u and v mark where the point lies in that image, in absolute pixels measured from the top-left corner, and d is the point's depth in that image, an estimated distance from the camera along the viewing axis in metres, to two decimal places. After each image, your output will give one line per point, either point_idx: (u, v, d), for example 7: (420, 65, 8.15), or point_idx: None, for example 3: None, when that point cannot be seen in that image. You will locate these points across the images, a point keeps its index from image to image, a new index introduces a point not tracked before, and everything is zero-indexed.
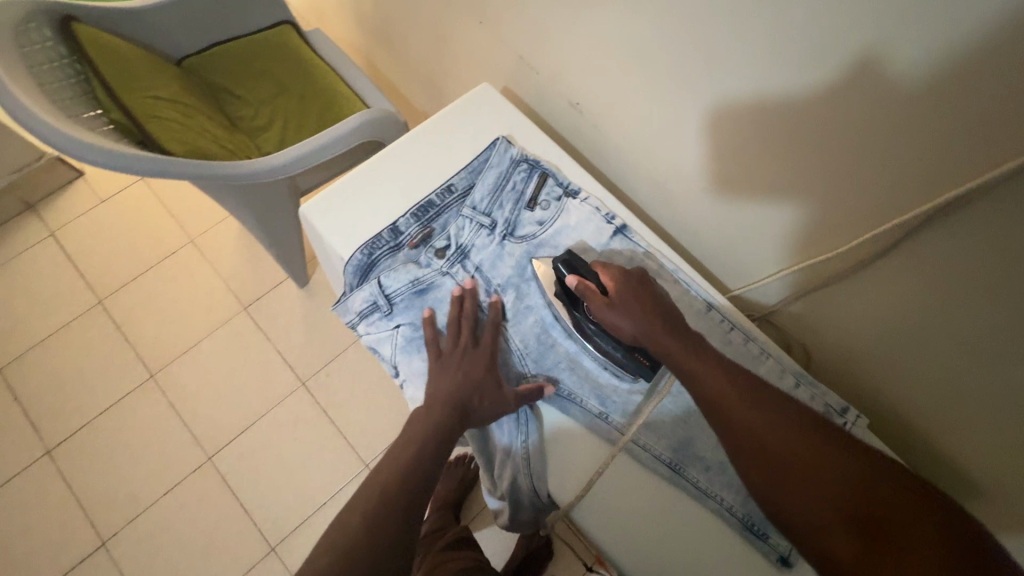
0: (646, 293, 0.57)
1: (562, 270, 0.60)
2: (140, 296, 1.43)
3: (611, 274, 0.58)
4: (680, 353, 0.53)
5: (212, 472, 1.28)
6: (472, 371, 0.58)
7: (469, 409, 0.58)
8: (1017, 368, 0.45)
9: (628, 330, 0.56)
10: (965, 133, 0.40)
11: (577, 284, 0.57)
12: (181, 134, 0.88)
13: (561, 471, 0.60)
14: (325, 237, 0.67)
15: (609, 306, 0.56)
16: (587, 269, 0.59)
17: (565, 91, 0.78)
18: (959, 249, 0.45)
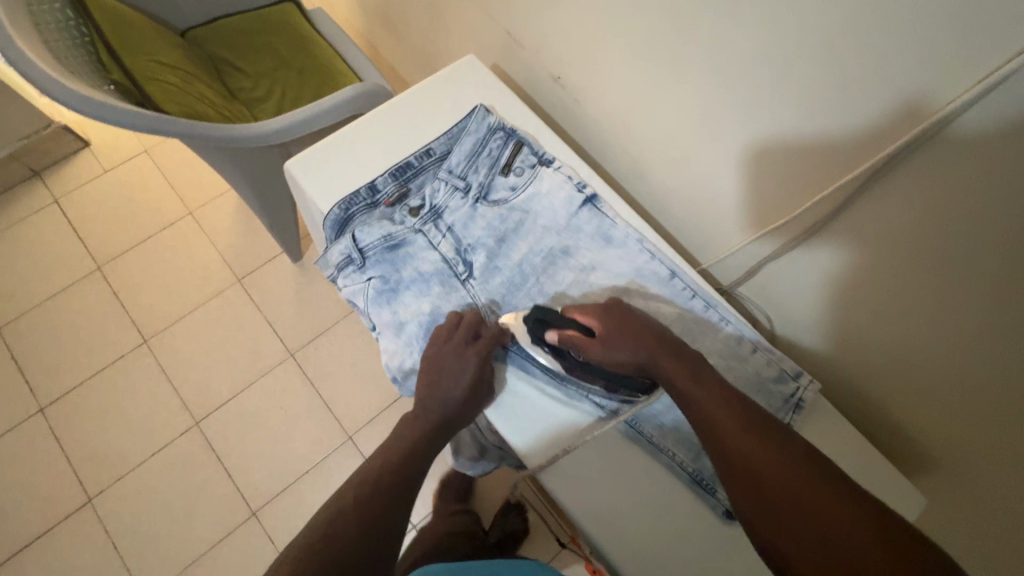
0: (632, 323, 0.57)
1: (535, 328, 0.59)
2: (138, 264, 1.46)
3: (591, 316, 0.58)
4: (678, 378, 0.53)
5: (198, 437, 1.31)
6: (465, 382, 0.58)
7: (455, 418, 0.59)
8: (964, 309, 0.48)
9: (628, 360, 0.56)
10: (908, 84, 0.43)
11: (558, 338, 0.57)
12: (179, 97, 0.92)
13: (532, 441, 0.61)
14: (307, 193, 0.70)
15: (600, 346, 0.56)
16: (563, 319, 0.59)
17: (547, 64, 0.80)
18: (902, 202, 0.48)
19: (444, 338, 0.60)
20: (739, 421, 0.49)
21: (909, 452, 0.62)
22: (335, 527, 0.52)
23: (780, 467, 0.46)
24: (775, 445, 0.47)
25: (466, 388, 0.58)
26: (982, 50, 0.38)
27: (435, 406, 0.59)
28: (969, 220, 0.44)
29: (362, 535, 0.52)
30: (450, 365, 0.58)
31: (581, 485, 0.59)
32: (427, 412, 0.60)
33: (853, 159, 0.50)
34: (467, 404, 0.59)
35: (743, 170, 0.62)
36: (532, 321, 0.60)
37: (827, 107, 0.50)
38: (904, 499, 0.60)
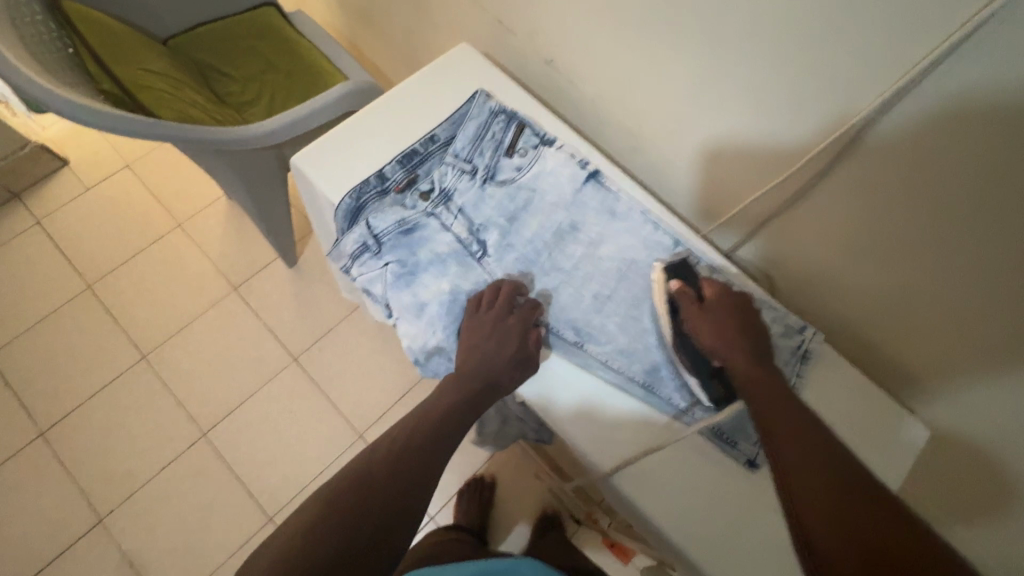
0: (741, 317, 0.59)
1: (670, 273, 0.64)
2: (130, 280, 1.44)
3: (716, 292, 0.61)
4: (751, 372, 0.55)
5: (208, 448, 1.30)
6: (507, 343, 0.61)
7: (500, 379, 0.60)
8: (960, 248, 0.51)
9: (711, 340, 0.58)
10: (888, 37, 0.46)
11: (677, 288, 0.62)
12: (172, 103, 0.92)
13: (581, 432, 0.63)
14: (316, 184, 0.71)
15: (702, 314, 0.59)
16: (694, 280, 0.63)
17: (539, 48, 0.82)
18: (890, 151, 0.51)
19: (481, 305, 0.63)
20: (809, 447, 0.46)
21: (910, 394, 0.66)
22: (361, 482, 0.51)
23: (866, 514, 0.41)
24: (861, 496, 0.42)
25: (510, 349, 0.61)
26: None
27: (482, 368, 0.60)
28: (954, 161, 0.47)
29: (389, 494, 0.51)
30: (494, 330, 0.61)
31: (600, 435, 0.63)
32: (471, 375, 0.60)
33: (840, 116, 0.53)
34: (510, 366, 0.61)
35: (734, 136, 0.64)
36: (671, 269, 0.64)
37: (814, 68, 0.52)
38: (909, 437, 0.63)
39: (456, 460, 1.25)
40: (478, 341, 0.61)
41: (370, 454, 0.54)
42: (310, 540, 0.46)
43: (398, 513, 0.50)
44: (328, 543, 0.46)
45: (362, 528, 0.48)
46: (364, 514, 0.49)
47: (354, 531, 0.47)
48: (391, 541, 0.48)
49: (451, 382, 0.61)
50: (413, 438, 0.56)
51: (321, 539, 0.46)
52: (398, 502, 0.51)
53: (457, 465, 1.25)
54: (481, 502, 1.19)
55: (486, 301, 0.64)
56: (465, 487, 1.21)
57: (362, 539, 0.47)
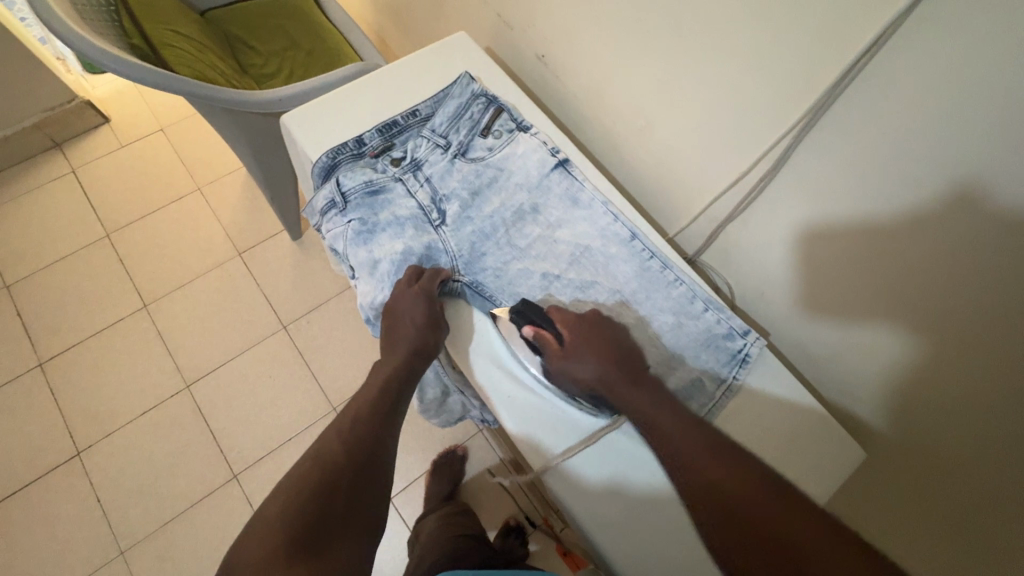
0: (600, 340, 0.57)
1: (518, 321, 0.62)
2: (145, 233, 1.52)
3: (566, 324, 0.59)
4: (641, 403, 0.53)
5: (188, 399, 1.35)
6: (419, 311, 0.60)
7: (424, 346, 0.60)
8: (900, 257, 0.50)
9: (586, 376, 0.56)
10: (832, 31, 0.47)
11: (533, 336, 0.59)
12: (191, 62, 1.00)
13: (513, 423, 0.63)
14: (299, 141, 0.75)
15: (564, 356, 0.57)
16: (543, 318, 0.61)
17: (533, 44, 0.86)
18: (832, 151, 0.52)
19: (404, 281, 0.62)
20: (699, 442, 0.49)
21: (849, 411, 0.65)
22: (322, 469, 0.50)
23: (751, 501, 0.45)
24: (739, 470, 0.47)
25: (420, 317, 0.59)
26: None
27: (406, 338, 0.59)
28: (887, 162, 0.48)
29: (353, 474, 0.51)
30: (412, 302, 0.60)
31: (527, 437, 0.62)
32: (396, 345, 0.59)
33: (785, 115, 0.54)
34: (428, 327, 0.61)
35: (698, 135, 0.66)
36: (517, 314, 0.62)
37: (763, 64, 0.54)
38: (841, 450, 0.62)
39: (421, 443, 1.23)
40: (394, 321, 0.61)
41: (323, 443, 0.53)
42: (281, 530, 0.45)
43: (364, 490, 0.51)
44: (302, 528, 0.46)
45: (330, 509, 0.48)
46: (329, 498, 0.48)
47: (324, 514, 0.48)
48: (360, 518, 0.49)
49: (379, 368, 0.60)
50: (368, 419, 0.55)
51: (293, 527, 0.46)
52: (364, 481, 0.51)
53: (422, 449, 1.22)
54: (452, 476, 1.17)
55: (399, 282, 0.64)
56: (437, 459, 1.19)
57: (333, 523, 0.47)
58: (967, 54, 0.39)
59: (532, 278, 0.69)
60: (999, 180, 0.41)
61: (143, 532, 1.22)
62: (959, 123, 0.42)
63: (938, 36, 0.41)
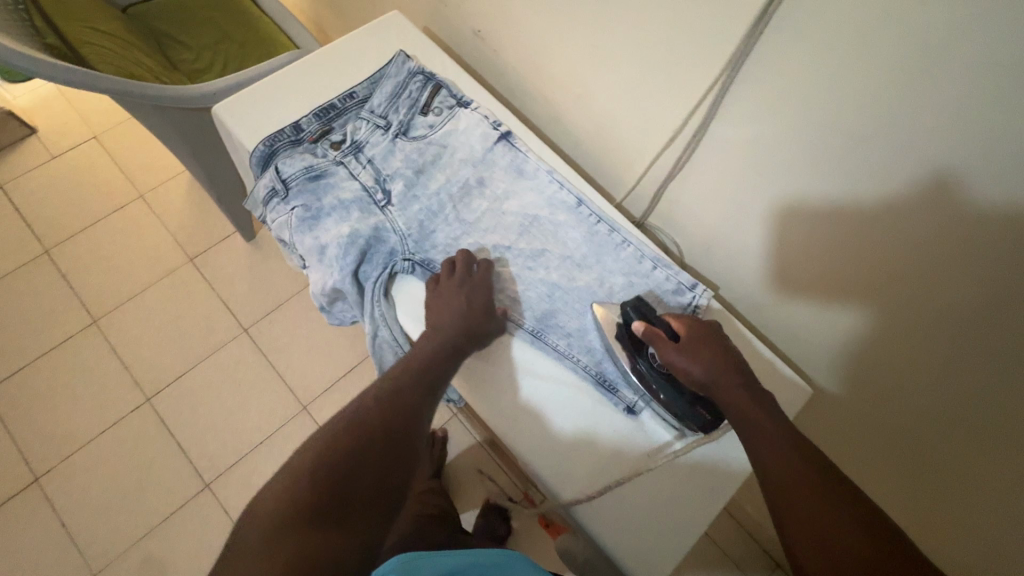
0: (720, 343, 0.55)
1: (629, 314, 0.59)
2: (87, 246, 1.46)
3: (683, 322, 0.57)
4: (752, 408, 0.49)
5: (150, 413, 1.30)
6: (479, 298, 0.64)
7: (478, 330, 0.63)
8: (829, 196, 0.53)
9: (698, 374, 0.53)
10: None
11: (645, 329, 0.56)
12: (114, 59, 0.95)
13: (534, 435, 0.64)
14: (233, 131, 0.73)
15: (677, 350, 0.54)
16: (658, 317, 0.58)
17: (467, 19, 0.85)
18: (755, 99, 0.53)
19: (452, 269, 0.65)
20: (815, 476, 0.44)
21: (794, 353, 0.68)
22: (356, 438, 0.50)
23: (852, 535, 0.41)
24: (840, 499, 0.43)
25: (476, 301, 0.63)
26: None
27: (463, 321, 0.62)
28: (804, 108, 0.50)
29: (383, 449, 0.51)
30: (464, 289, 0.64)
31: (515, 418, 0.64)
32: (452, 326, 0.61)
33: (707, 71, 0.56)
34: (481, 318, 0.63)
35: (633, 97, 0.67)
36: (629, 308, 0.59)
37: (684, 18, 0.55)
38: (791, 390, 0.65)
39: None
40: (443, 304, 0.63)
41: (358, 411, 0.54)
42: (307, 493, 0.45)
43: (393, 470, 0.50)
44: (325, 492, 0.45)
45: (358, 473, 0.48)
46: (360, 465, 0.49)
47: (350, 483, 0.47)
48: (385, 497, 0.48)
49: (425, 337, 0.62)
50: (404, 397, 0.56)
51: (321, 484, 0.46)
52: (393, 458, 0.51)
53: None
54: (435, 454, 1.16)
55: (447, 269, 0.66)
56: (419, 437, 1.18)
57: (358, 494, 0.47)
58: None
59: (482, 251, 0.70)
60: (910, 108, 0.43)
61: (115, 552, 1.18)
62: (866, 57, 0.43)
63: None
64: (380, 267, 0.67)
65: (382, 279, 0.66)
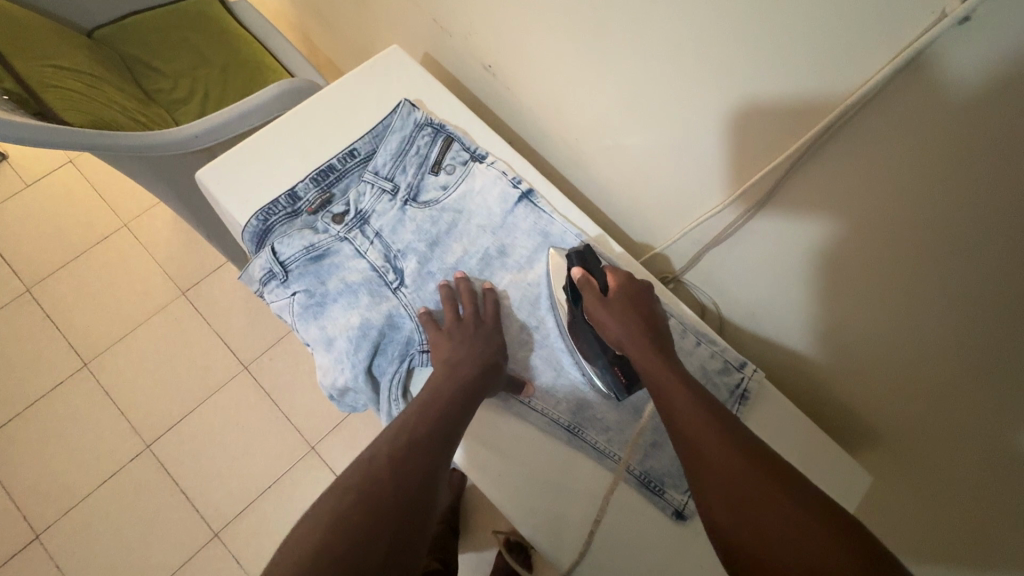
0: (645, 306, 0.55)
1: (572, 262, 0.59)
2: (72, 283, 1.38)
3: (618, 278, 0.57)
4: (661, 368, 0.49)
5: (151, 460, 1.25)
6: (495, 343, 0.59)
7: (496, 365, 0.57)
8: (919, 293, 0.46)
9: (615, 330, 0.53)
10: (828, 60, 0.41)
11: (580, 276, 0.57)
12: (86, 104, 0.86)
13: (564, 538, 0.56)
14: (223, 204, 0.65)
15: (603, 303, 0.55)
16: (597, 266, 0.58)
17: (477, 53, 0.76)
18: (832, 185, 0.47)
19: (457, 304, 0.60)
20: (717, 434, 0.43)
21: (851, 431, 0.63)
22: (368, 486, 0.43)
23: (749, 481, 0.40)
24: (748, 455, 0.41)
25: (495, 345, 0.58)
26: (908, 22, 0.35)
27: (478, 357, 0.56)
28: (895, 200, 0.43)
29: (400, 497, 0.44)
30: (477, 331, 0.59)
31: (533, 501, 0.57)
32: (470, 362, 0.55)
33: (776, 146, 0.49)
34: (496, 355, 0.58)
35: (677, 157, 0.59)
36: (572, 256, 0.59)
37: (752, 90, 0.47)
38: (850, 482, 0.59)
39: None
40: (456, 338, 0.57)
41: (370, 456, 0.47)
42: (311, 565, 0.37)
43: (411, 521, 0.43)
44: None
45: (368, 547, 0.40)
46: (371, 537, 0.40)
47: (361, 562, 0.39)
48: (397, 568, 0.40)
49: (437, 376, 0.54)
50: (422, 433, 0.49)
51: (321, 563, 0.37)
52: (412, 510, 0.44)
53: None
54: (454, 486, 1.11)
55: (450, 307, 0.60)
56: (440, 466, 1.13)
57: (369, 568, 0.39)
58: (1004, 99, 0.33)
59: (509, 334, 0.63)
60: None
61: None
62: (990, 167, 0.36)
63: (963, 73, 0.35)
64: (395, 360, 0.59)
65: (399, 376, 0.58)
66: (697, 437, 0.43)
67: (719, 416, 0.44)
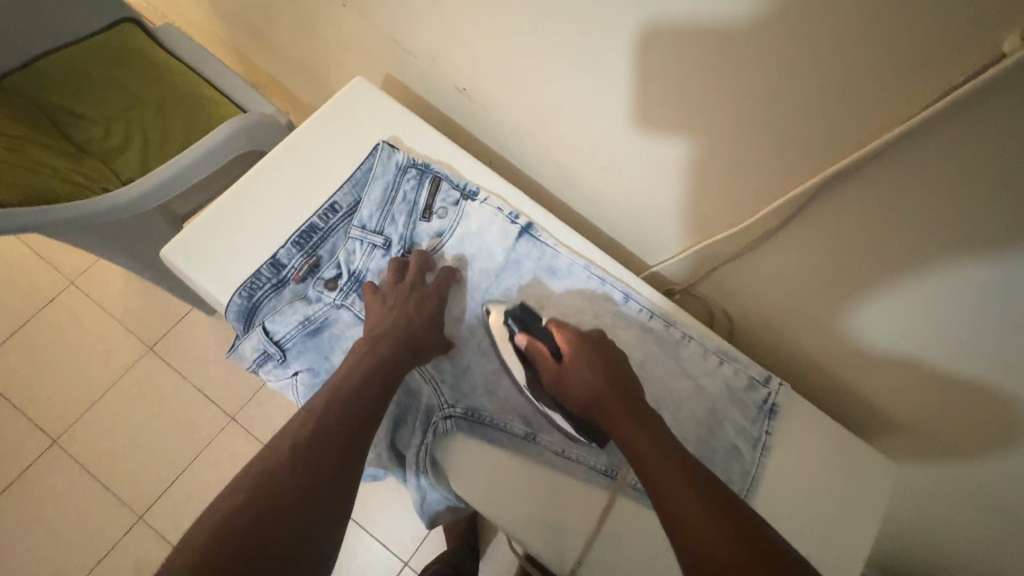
0: (600, 361, 0.54)
1: (512, 326, 0.58)
2: (22, 354, 1.26)
3: (566, 337, 0.56)
4: (634, 434, 0.48)
5: (147, 531, 1.17)
6: (429, 308, 0.57)
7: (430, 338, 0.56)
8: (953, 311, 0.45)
9: (573, 397, 0.53)
10: (854, 98, 0.38)
11: (527, 344, 0.56)
12: (10, 173, 0.75)
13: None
14: (198, 283, 0.59)
15: (556, 369, 0.54)
16: (541, 328, 0.57)
17: (448, 76, 0.71)
18: (854, 213, 0.45)
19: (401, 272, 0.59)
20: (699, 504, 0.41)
21: (876, 430, 0.63)
22: (271, 477, 0.40)
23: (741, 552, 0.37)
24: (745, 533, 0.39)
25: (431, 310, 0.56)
26: (953, 53, 0.32)
27: (408, 322, 0.55)
28: (926, 228, 0.41)
29: (308, 493, 0.40)
30: (414, 296, 0.57)
31: (544, 526, 0.55)
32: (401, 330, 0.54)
33: (794, 173, 0.46)
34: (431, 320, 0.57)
35: (684, 180, 0.56)
36: (511, 320, 0.58)
37: (767, 117, 0.44)
38: (883, 484, 0.59)
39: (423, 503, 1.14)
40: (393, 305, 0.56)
41: (272, 451, 0.43)
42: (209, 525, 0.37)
43: (315, 508, 0.40)
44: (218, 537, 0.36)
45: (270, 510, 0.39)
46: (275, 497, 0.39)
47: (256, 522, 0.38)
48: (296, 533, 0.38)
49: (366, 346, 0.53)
50: (338, 416, 0.46)
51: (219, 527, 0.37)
52: (325, 498, 0.41)
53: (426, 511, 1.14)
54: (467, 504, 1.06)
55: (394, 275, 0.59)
56: None
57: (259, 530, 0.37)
58: None
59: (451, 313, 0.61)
60: None
61: None
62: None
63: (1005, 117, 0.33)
64: (418, 432, 0.56)
65: (424, 447, 0.55)
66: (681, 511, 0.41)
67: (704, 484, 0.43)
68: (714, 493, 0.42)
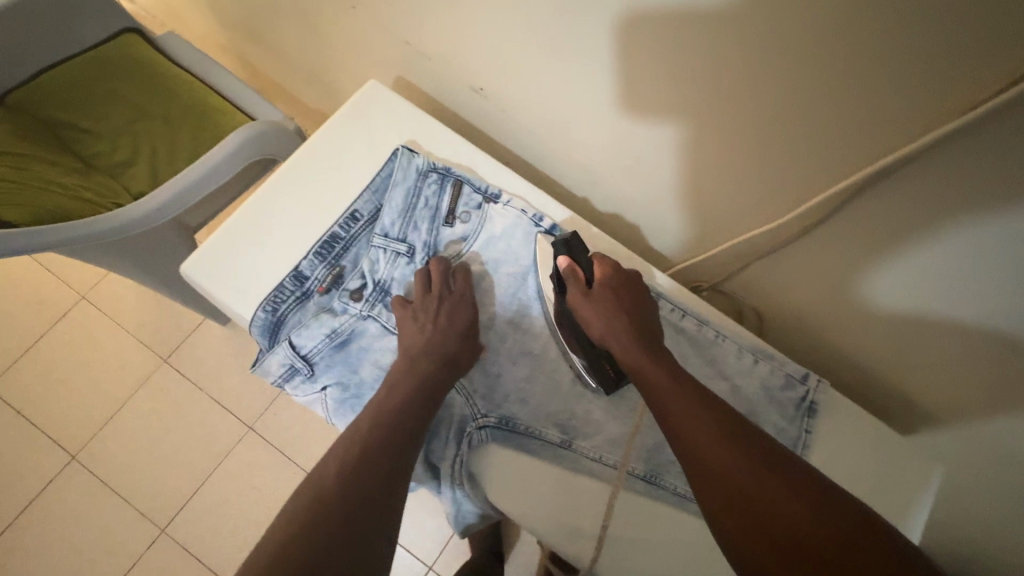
0: (634, 299, 0.53)
1: (558, 248, 0.56)
2: (38, 371, 1.25)
3: (607, 271, 0.55)
4: (664, 380, 0.47)
5: (169, 544, 1.17)
6: (462, 317, 0.56)
7: (464, 351, 0.55)
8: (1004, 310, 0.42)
9: (598, 328, 0.52)
10: (894, 97, 0.36)
11: (566, 266, 0.54)
12: (19, 193, 0.74)
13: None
14: (219, 299, 0.58)
15: (587, 298, 0.53)
16: (584, 256, 0.55)
17: (463, 75, 0.69)
18: (898, 210, 0.42)
19: (428, 281, 0.57)
20: (745, 464, 0.40)
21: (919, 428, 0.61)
22: (318, 507, 0.40)
23: (803, 516, 0.38)
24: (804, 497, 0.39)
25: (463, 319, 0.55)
26: (1005, 52, 0.30)
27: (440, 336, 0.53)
28: (976, 227, 0.38)
29: (356, 522, 0.40)
30: (445, 305, 0.56)
31: (580, 533, 0.54)
32: (434, 344, 0.53)
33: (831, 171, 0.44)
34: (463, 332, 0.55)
35: (712, 179, 0.54)
36: (560, 243, 0.56)
37: (803, 114, 0.42)
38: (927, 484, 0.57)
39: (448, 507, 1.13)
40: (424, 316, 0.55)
41: (319, 483, 0.43)
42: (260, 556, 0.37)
43: (367, 538, 0.40)
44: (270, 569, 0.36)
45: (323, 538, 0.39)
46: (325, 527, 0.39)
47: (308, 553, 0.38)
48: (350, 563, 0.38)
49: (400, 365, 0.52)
50: (380, 442, 0.45)
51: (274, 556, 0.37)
52: (374, 525, 0.41)
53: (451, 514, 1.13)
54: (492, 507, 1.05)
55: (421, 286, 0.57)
56: None
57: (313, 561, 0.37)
58: None
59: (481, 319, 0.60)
60: None
61: None
62: None
63: None
64: (452, 443, 0.56)
65: (459, 459, 0.55)
66: (727, 470, 0.41)
67: (752, 443, 0.42)
68: (772, 456, 0.42)
